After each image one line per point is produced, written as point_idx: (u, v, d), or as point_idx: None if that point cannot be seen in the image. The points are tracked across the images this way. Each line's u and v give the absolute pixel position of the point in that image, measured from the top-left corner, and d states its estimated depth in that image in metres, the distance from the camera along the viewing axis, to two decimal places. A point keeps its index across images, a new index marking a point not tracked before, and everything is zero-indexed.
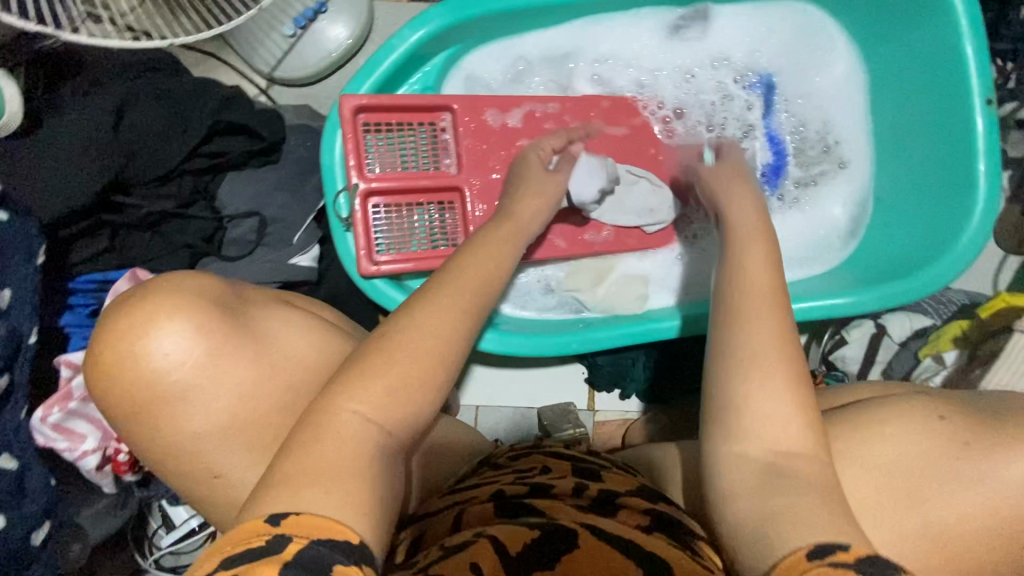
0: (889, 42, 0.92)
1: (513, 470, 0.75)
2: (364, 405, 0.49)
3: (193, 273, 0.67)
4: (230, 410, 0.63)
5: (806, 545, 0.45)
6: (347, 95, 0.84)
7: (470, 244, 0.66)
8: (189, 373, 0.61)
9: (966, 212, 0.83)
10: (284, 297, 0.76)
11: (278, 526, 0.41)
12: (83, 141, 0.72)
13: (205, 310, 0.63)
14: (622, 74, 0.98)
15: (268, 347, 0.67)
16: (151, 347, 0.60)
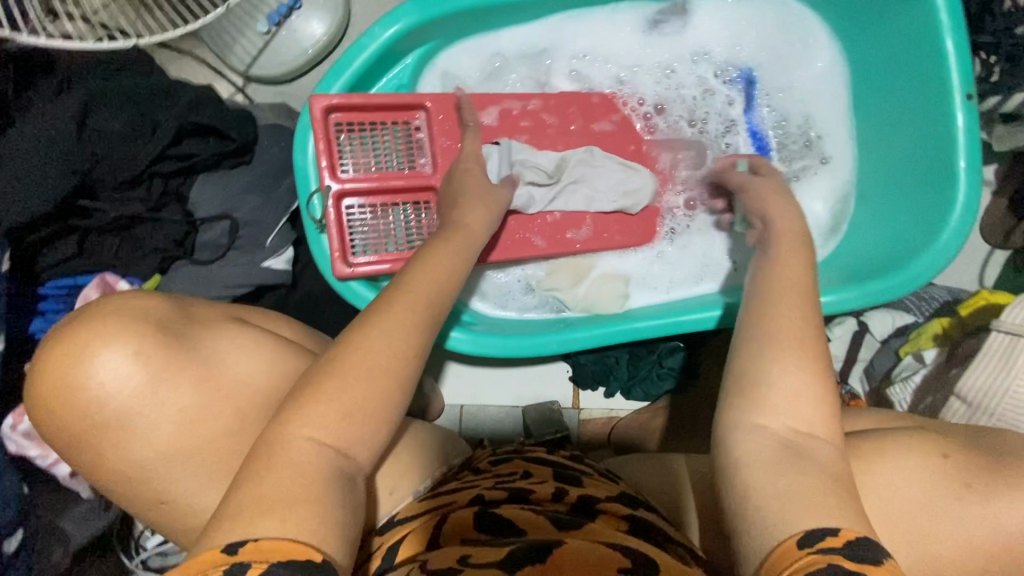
0: (870, 33, 0.89)
1: (493, 475, 0.76)
2: (319, 431, 0.49)
3: (136, 296, 0.67)
4: (179, 425, 0.63)
5: (801, 532, 0.44)
6: (316, 95, 0.82)
7: (420, 252, 0.66)
8: (127, 399, 0.61)
9: (947, 210, 0.82)
10: (238, 313, 0.75)
11: (235, 555, 0.41)
12: (47, 145, 0.70)
13: (147, 331, 0.63)
14: (602, 70, 0.96)
15: (217, 370, 0.66)
16: (94, 370, 0.60)
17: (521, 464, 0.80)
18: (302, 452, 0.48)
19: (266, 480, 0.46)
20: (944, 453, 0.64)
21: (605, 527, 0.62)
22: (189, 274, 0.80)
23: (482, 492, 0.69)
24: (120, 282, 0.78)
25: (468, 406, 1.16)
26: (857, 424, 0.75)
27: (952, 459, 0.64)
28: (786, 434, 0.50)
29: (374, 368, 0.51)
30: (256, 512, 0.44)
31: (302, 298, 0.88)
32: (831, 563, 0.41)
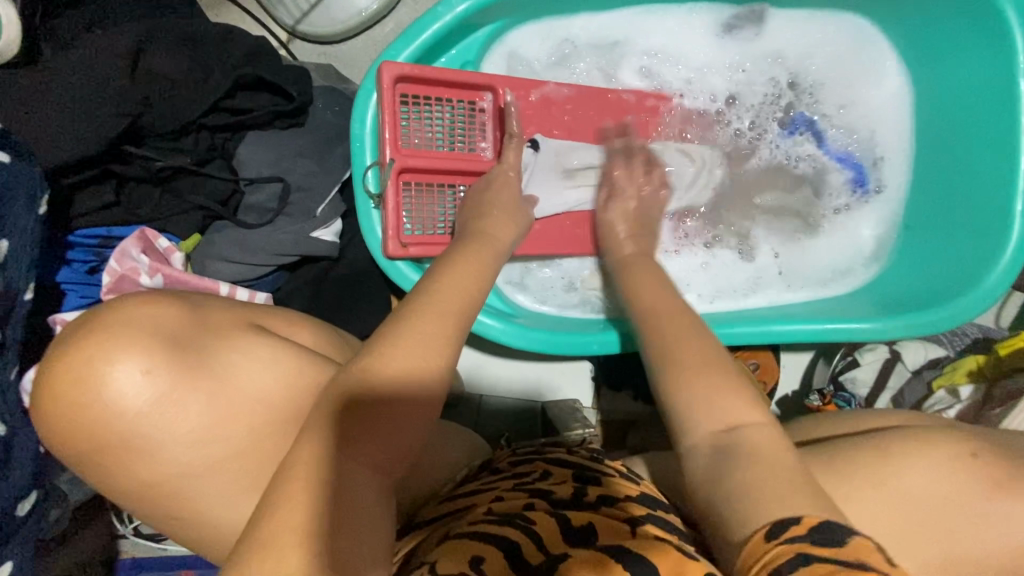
0: (941, 66, 0.89)
1: (511, 475, 0.72)
2: (370, 459, 0.48)
3: (144, 299, 0.57)
4: (194, 440, 0.55)
5: (763, 526, 0.43)
6: (387, 62, 0.77)
7: (439, 257, 0.63)
8: (135, 421, 0.51)
9: (997, 250, 0.82)
10: (257, 320, 0.66)
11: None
12: (95, 82, 0.65)
13: (160, 348, 0.53)
14: (670, 69, 0.94)
15: (229, 386, 0.57)
16: (106, 389, 0.50)
17: (541, 462, 0.74)
18: (357, 487, 0.47)
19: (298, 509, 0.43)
20: (972, 452, 0.60)
21: (617, 525, 0.58)
22: (233, 236, 0.75)
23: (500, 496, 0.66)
24: (159, 238, 0.73)
25: (488, 396, 1.13)
26: (883, 419, 0.73)
27: (980, 456, 0.60)
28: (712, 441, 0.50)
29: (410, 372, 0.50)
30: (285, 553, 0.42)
31: (344, 272, 0.84)
32: (802, 552, 0.40)
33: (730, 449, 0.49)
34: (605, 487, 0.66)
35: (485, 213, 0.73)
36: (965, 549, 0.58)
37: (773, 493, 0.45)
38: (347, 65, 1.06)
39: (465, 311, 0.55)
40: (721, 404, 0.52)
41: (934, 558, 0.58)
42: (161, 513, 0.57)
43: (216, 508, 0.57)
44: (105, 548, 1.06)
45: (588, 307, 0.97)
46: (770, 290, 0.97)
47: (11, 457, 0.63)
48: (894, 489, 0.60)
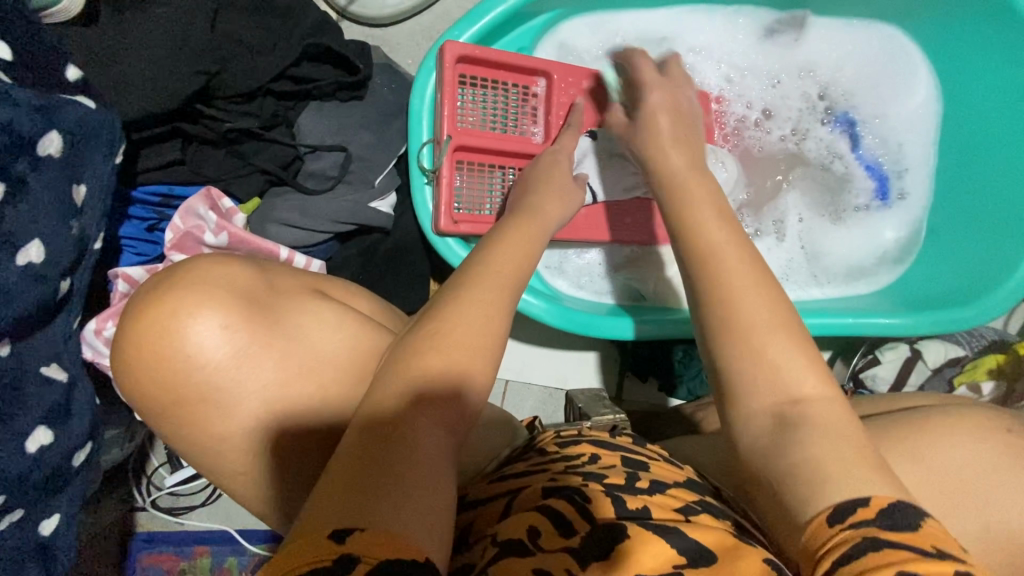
0: (972, 79, 0.93)
1: (561, 455, 0.68)
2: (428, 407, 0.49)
3: (212, 258, 0.54)
4: (267, 397, 0.52)
5: (830, 507, 0.44)
6: (450, 42, 0.79)
7: (494, 233, 0.66)
8: (214, 373, 0.50)
9: (1021, 254, 0.86)
10: (321, 286, 0.61)
11: (344, 545, 0.39)
12: (175, 39, 0.66)
13: (238, 303, 0.51)
14: (712, 68, 0.98)
15: (304, 347, 0.54)
16: (185, 341, 0.49)
17: (588, 446, 0.70)
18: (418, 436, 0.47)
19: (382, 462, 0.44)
20: (1006, 427, 0.65)
21: (669, 507, 0.59)
22: (293, 201, 0.76)
23: (553, 475, 0.63)
24: (223, 199, 0.73)
25: (513, 381, 1.16)
26: (911, 400, 0.76)
27: (1015, 432, 0.64)
28: (774, 411, 0.51)
29: (486, 330, 0.53)
30: (370, 501, 0.41)
31: (393, 245, 0.85)
32: (871, 535, 0.42)
33: (792, 419, 0.50)
34: (652, 472, 0.65)
35: (537, 196, 0.74)
36: (1002, 529, 0.60)
37: (836, 470, 0.46)
38: (394, 48, 1.08)
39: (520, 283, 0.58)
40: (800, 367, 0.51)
41: (975, 533, 0.60)
42: (228, 467, 0.54)
43: (296, 465, 0.54)
44: (121, 521, 1.04)
45: (624, 294, 0.99)
46: (799, 284, 1.00)
47: (71, 407, 0.62)
48: (939, 465, 0.62)
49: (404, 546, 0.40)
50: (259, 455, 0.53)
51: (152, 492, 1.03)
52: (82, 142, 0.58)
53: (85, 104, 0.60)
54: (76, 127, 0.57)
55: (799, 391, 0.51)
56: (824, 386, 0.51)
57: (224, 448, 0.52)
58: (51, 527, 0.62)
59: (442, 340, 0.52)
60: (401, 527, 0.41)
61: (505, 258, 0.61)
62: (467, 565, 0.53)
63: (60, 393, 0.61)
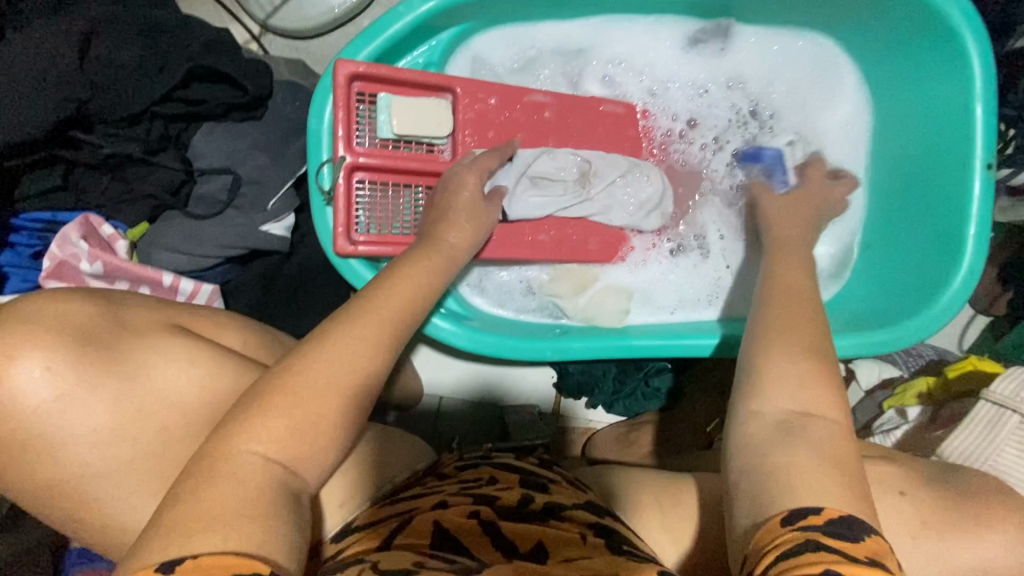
0: (902, 89, 0.89)
1: (457, 480, 0.71)
2: (268, 446, 0.47)
3: (61, 296, 0.54)
4: (101, 439, 0.51)
5: (783, 511, 0.43)
6: (342, 60, 0.77)
7: (392, 270, 0.64)
8: (36, 416, 0.49)
9: (949, 273, 0.82)
10: (182, 320, 0.62)
11: (171, 574, 0.38)
12: (43, 68, 0.65)
13: (68, 342, 0.51)
14: (635, 79, 0.94)
15: (144, 387, 0.54)
16: (3, 384, 0.48)
17: (487, 468, 0.74)
18: (250, 467, 0.45)
19: (207, 495, 0.43)
20: (901, 489, 0.60)
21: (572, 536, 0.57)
22: (181, 226, 0.75)
23: (447, 498, 0.66)
24: (104, 224, 0.72)
25: (446, 398, 1.14)
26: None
27: (909, 494, 0.60)
28: (780, 415, 0.49)
29: (323, 378, 0.50)
30: (194, 529, 0.41)
31: (297, 267, 0.84)
32: (811, 538, 0.40)
33: (795, 429, 0.48)
34: (551, 494, 0.66)
35: (436, 232, 0.74)
36: None
37: (800, 479, 0.44)
38: (316, 61, 1.05)
39: (376, 325, 0.55)
40: (808, 382, 0.50)
41: None
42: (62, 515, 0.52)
43: (132, 508, 0.52)
44: (52, 538, 1.04)
45: (546, 313, 0.97)
46: (727, 304, 0.96)
47: None
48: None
49: (234, 563, 0.39)
50: (95, 503, 0.52)
51: None
52: None
53: None
54: None
55: (811, 404, 0.49)
56: (838, 409, 0.49)
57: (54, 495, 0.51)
58: None
59: (280, 383, 0.49)
60: (232, 549, 0.40)
61: (381, 299, 0.58)
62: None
63: None
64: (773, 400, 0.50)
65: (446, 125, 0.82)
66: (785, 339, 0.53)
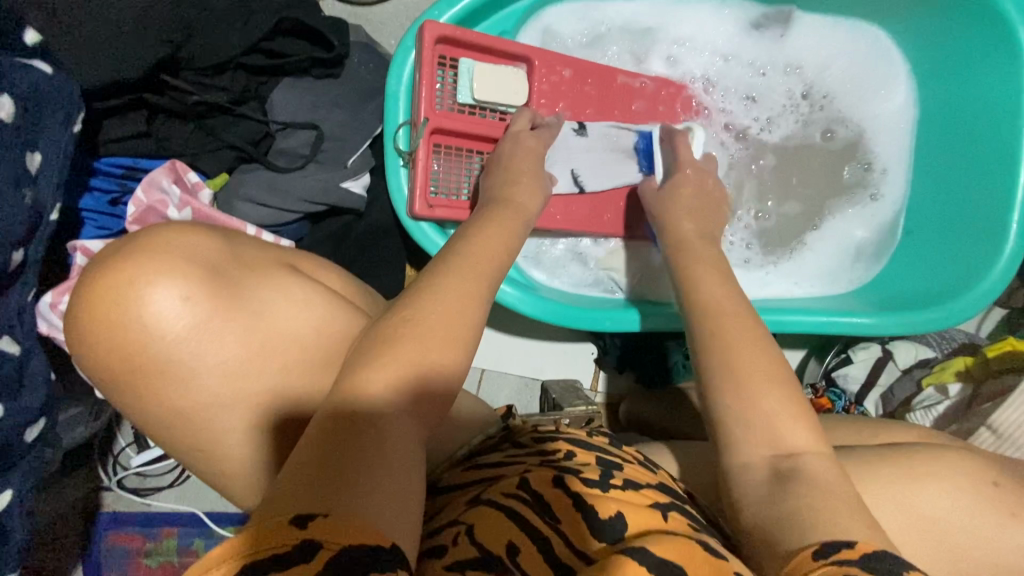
0: (950, 82, 0.94)
1: (537, 450, 0.68)
2: (390, 388, 0.48)
3: (185, 229, 0.56)
4: (227, 370, 0.54)
5: (816, 545, 0.46)
6: (429, 21, 0.77)
7: (472, 222, 0.65)
8: (174, 341, 0.52)
9: (993, 258, 0.87)
10: (291, 260, 0.64)
11: (305, 531, 0.37)
12: (139, 5, 0.64)
13: (203, 273, 0.53)
14: (698, 61, 0.97)
15: (266, 323, 0.56)
16: (146, 307, 0.51)
17: (565, 442, 0.70)
18: (377, 403, 0.47)
19: (356, 448, 0.44)
20: (993, 479, 0.59)
21: (651, 515, 0.57)
22: (263, 178, 0.75)
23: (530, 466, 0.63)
24: (190, 172, 0.72)
25: (489, 370, 1.15)
26: (895, 433, 0.70)
27: (1001, 485, 0.58)
28: (768, 459, 0.54)
29: (445, 320, 0.51)
30: (335, 478, 0.41)
31: (367, 229, 0.84)
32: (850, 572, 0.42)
33: (789, 475, 0.52)
34: (626, 471, 0.65)
35: (506, 186, 0.72)
36: (983, 545, 0.56)
37: (829, 515, 0.48)
38: (377, 29, 1.05)
39: (489, 274, 0.57)
40: (785, 418, 0.55)
41: (957, 551, 0.56)
42: (187, 438, 0.56)
43: (254, 432, 0.56)
44: (85, 500, 1.02)
45: (600, 287, 0.99)
46: (779, 285, 1.01)
47: (23, 380, 0.60)
48: (917, 473, 0.59)
49: (365, 533, 0.38)
50: (216, 431, 0.55)
51: (117, 472, 1.01)
52: (38, 107, 0.56)
53: (43, 69, 0.58)
54: (29, 90, 0.56)
55: (794, 444, 0.55)
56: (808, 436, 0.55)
57: (177, 421, 0.55)
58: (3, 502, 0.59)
59: (407, 328, 0.50)
60: (366, 520, 0.39)
61: (486, 249, 0.60)
62: (438, 548, 0.53)
63: (11, 366, 0.58)
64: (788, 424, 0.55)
65: (522, 94, 0.84)
66: (749, 367, 0.58)
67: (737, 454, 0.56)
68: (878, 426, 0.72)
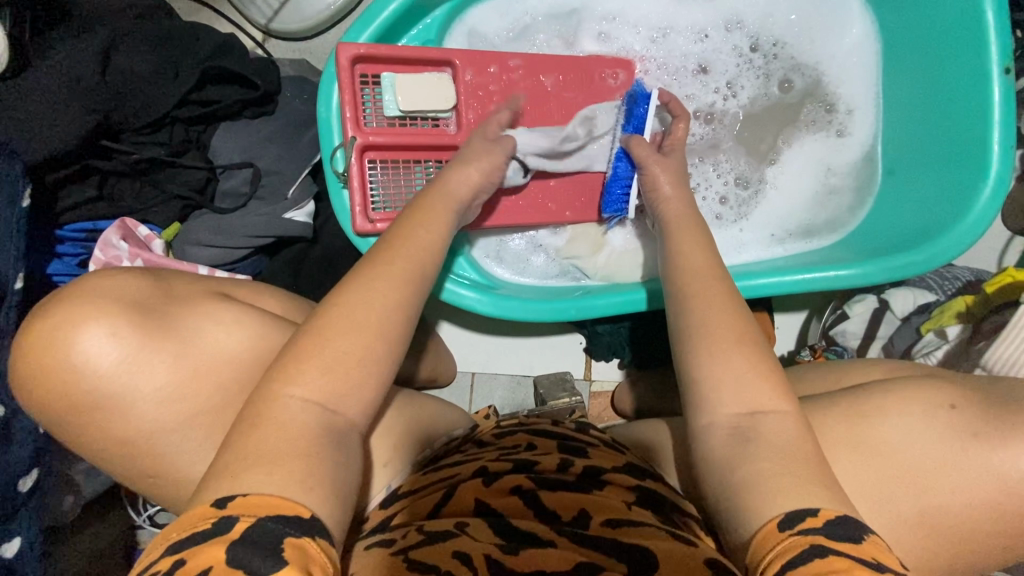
0: (906, 4, 0.88)
1: (496, 447, 0.71)
2: (324, 383, 0.49)
3: (117, 272, 0.61)
4: (162, 398, 0.58)
5: (779, 515, 0.46)
6: (343, 44, 0.79)
7: (430, 217, 0.65)
8: (118, 373, 0.56)
9: (977, 185, 0.80)
10: (220, 287, 0.68)
11: (225, 509, 0.42)
12: (69, 80, 0.69)
13: (123, 310, 0.57)
14: (632, 32, 0.95)
15: (197, 349, 0.60)
16: (75, 350, 0.54)
17: (524, 434, 0.73)
18: (294, 411, 0.48)
19: (275, 434, 0.46)
20: (950, 403, 0.58)
21: (614, 503, 0.60)
22: (209, 221, 0.80)
23: (487, 463, 0.66)
24: (139, 227, 0.78)
25: (479, 373, 1.16)
26: (863, 373, 0.68)
27: (959, 408, 0.57)
28: (730, 423, 0.54)
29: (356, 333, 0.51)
30: (256, 463, 0.44)
31: (322, 253, 0.87)
32: (816, 543, 0.44)
33: (749, 434, 0.52)
34: (590, 458, 0.67)
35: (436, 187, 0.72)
36: (950, 492, 0.54)
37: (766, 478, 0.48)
38: (320, 59, 1.08)
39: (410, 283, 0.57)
40: (739, 382, 0.55)
41: (919, 502, 0.55)
42: (146, 467, 0.59)
43: (203, 458, 0.58)
44: (122, 539, 1.08)
45: (562, 274, 0.98)
46: (757, 247, 0.96)
47: (11, 435, 0.66)
48: (871, 419, 0.58)
49: (284, 506, 0.43)
50: (170, 457, 0.58)
51: (145, 510, 1.07)
52: None
53: None
54: None
55: (756, 403, 0.54)
56: (768, 412, 0.53)
57: (130, 451, 0.58)
58: (14, 549, 0.65)
59: (323, 336, 0.51)
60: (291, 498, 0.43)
61: (410, 251, 0.59)
62: (387, 539, 0.56)
63: None
64: (719, 407, 0.54)
65: (449, 98, 0.84)
66: (713, 339, 0.57)
67: (701, 419, 0.55)
68: (845, 370, 0.71)
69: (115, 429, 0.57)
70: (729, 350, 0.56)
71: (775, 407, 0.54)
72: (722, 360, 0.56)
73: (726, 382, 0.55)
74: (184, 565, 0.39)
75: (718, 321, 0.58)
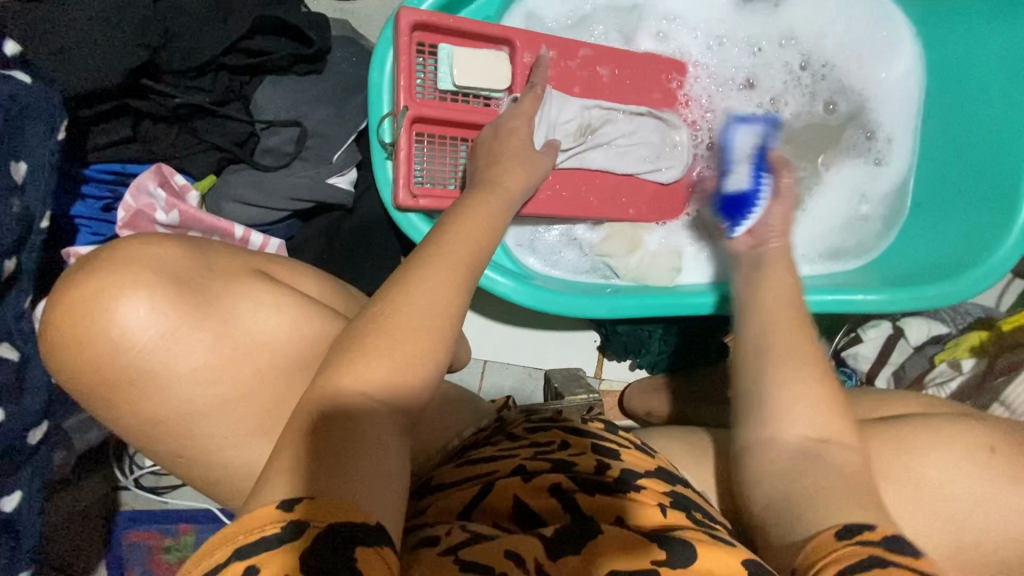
0: (958, 42, 0.89)
1: (529, 442, 0.69)
2: (390, 362, 0.46)
3: (148, 238, 0.56)
4: (200, 377, 0.53)
5: (837, 526, 0.47)
6: (405, 8, 0.76)
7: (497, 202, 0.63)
8: (162, 337, 0.51)
9: (1007, 227, 0.82)
10: (259, 265, 0.63)
11: (293, 513, 0.39)
12: (116, 8, 0.64)
13: (162, 281, 0.52)
14: (689, 35, 0.94)
15: (237, 328, 0.55)
16: (110, 323, 0.50)
17: (558, 431, 0.70)
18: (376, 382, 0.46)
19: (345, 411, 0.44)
20: (990, 447, 0.59)
21: (651, 511, 0.58)
22: (249, 178, 0.76)
23: (523, 461, 0.64)
24: (175, 175, 0.75)
25: (492, 361, 1.15)
26: (897, 406, 0.70)
27: (1000, 453, 0.59)
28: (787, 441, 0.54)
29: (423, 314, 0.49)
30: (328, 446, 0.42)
31: (358, 224, 0.84)
32: (873, 554, 0.44)
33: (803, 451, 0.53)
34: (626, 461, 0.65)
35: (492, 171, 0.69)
36: (978, 523, 0.57)
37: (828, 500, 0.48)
38: (363, 22, 1.03)
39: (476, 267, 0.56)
40: (798, 400, 0.55)
41: (948, 530, 0.57)
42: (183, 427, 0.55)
43: (241, 427, 0.55)
44: (105, 499, 1.03)
45: (595, 271, 0.97)
46: None
47: (24, 385, 0.61)
48: (909, 447, 0.60)
49: (354, 512, 0.39)
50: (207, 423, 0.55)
51: (133, 471, 1.02)
52: (20, 117, 0.57)
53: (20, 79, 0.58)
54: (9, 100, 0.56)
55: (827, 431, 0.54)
56: (824, 433, 0.54)
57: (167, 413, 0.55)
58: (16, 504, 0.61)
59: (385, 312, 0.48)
60: (346, 495, 0.40)
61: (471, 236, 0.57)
62: (430, 539, 0.53)
63: (10, 371, 0.60)
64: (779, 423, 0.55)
65: (504, 79, 0.82)
66: (772, 354, 0.57)
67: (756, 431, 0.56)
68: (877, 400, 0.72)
69: (147, 400, 0.52)
70: (787, 366, 0.56)
71: (832, 429, 0.54)
72: (782, 375, 0.56)
73: (777, 400, 0.55)
74: (259, 575, 0.36)
75: (777, 336, 0.58)
